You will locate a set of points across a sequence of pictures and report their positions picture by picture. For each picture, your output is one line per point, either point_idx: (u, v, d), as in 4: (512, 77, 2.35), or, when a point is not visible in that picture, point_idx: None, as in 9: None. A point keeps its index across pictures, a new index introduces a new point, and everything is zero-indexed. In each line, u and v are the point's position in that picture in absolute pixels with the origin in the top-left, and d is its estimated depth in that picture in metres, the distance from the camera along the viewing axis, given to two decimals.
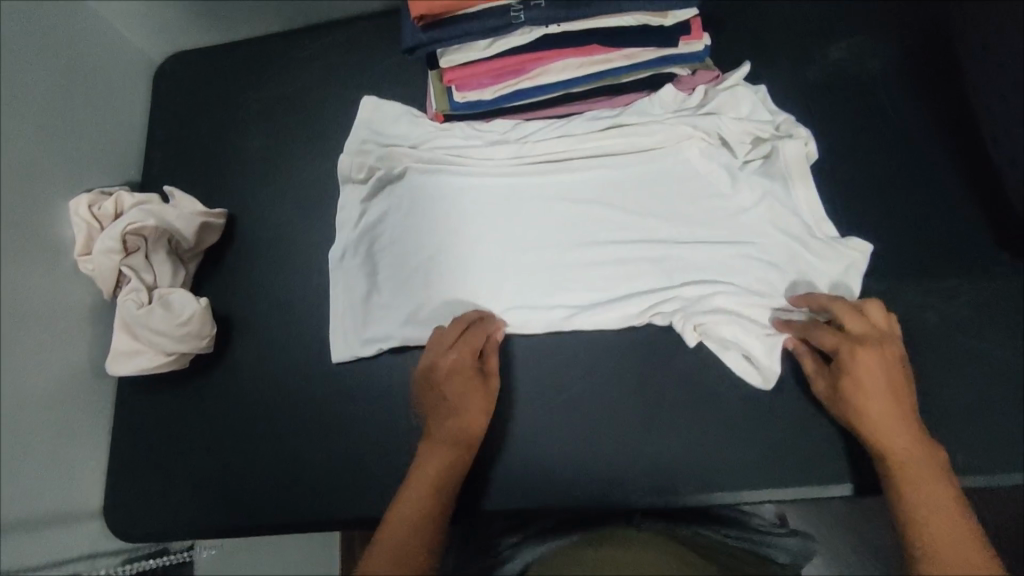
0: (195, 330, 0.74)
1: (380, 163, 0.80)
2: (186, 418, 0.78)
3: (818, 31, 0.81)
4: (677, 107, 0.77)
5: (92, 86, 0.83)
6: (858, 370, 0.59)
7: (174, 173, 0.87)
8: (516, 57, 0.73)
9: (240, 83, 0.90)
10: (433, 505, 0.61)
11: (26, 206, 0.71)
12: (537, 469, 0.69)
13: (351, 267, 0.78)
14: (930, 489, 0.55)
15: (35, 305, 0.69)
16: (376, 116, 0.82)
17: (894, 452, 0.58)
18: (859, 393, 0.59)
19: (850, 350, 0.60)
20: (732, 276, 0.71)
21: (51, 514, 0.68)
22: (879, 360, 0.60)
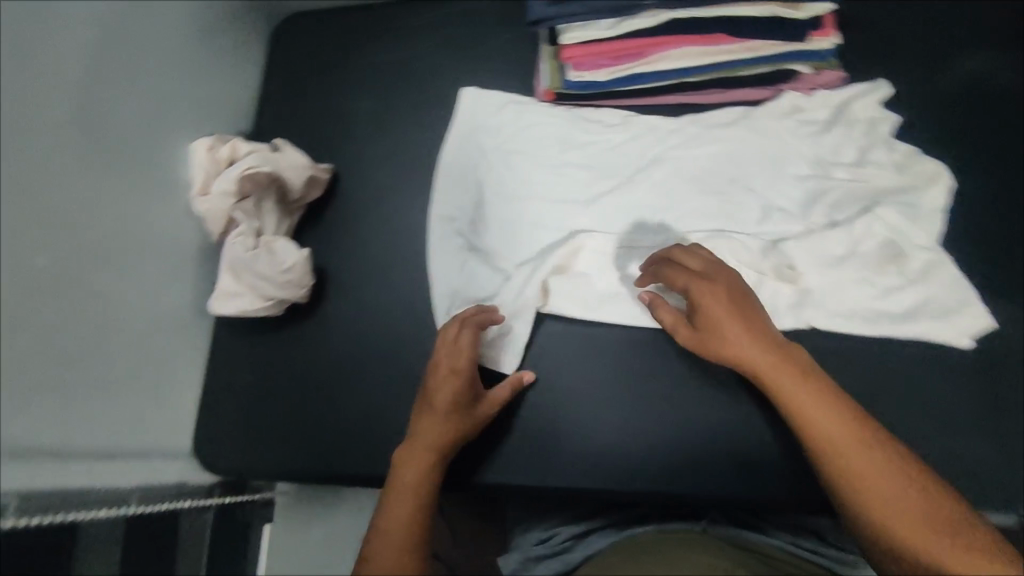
0: (295, 280, 0.77)
1: (488, 145, 0.81)
2: (277, 364, 0.80)
3: (952, 38, 0.77)
4: (792, 114, 0.75)
5: (215, 41, 0.87)
6: (704, 307, 0.63)
7: (283, 127, 0.91)
8: (636, 41, 0.73)
9: (353, 48, 0.92)
10: (430, 485, 0.65)
11: (143, 147, 0.75)
12: (614, 455, 0.71)
13: (454, 250, 0.79)
14: (829, 427, 0.55)
15: (139, 242, 0.73)
16: (479, 105, 0.83)
17: (787, 390, 0.57)
18: (721, 331, 0.62)
19: (692, 289, 0.64)
20: (847, 311, 0.68)
21: (137, 441, 0.71)
22: (718, 291, 0.63)
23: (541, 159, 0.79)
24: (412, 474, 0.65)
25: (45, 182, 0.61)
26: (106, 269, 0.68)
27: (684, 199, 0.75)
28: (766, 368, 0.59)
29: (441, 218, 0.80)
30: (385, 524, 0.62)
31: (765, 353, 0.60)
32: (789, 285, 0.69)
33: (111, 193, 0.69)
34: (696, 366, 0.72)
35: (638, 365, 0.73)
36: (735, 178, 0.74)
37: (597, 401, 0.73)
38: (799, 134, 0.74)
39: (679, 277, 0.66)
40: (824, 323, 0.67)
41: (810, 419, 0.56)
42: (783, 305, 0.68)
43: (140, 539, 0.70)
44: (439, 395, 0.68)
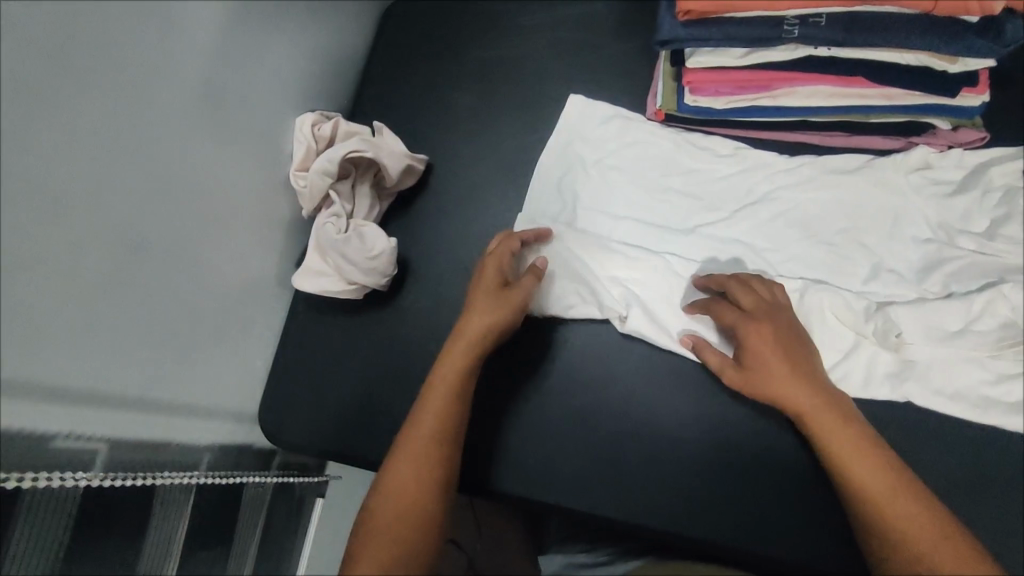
0: (380, 267, 0.77)
1: (588, 157, 0.79)
2: (349, 345, 0.81)
3: None
4: (920, 172, 0.72)
5: (329, 16, 0.87)
6: (754, 350, 0.61)
7: (381, 109, 0.89)
8: (765, 73, 0.69)
9: (462, 38, 0.91)
10: (435, 440, 0.60)
11: (249, 118, 0.75)
12: (668, 494, 0.67)
13: None
14: (868, 475, 0.54)
15: (233, 212, 0.74)
16: (584, 115, 0.81)
17: (836, 446, 0.56)
18: (774, 379, 0.60)
19: (741, 330, 0.63)
20: (952, 386, 0.65)
21: (207, 408, 0.73)
22: (766, 329, 0.62)
23: (643, 179, 0.77)
24: (429, 414, 0.61)
25: (171, 142, 0.62)
26: (203, 239, 0.69)
27: (791, 242, 0.72)
28: (818, 421, 0.58)
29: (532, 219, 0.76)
30: (398, 467, 0.58)
31: (817, 406, 0.58)
32: (891, 353, 0.66)
33: (213, 163, 0.69)
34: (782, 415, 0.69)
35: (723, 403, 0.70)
36: (848, 230, 0.71)
37: (676, 436, 0.69)
38: (922, 195, 0.71)
39: (731, 315, 0.64)
40: (920, 398, 0.64)
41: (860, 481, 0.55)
42: (879, 371, 0.65)
43: (207, 500, 0.72)
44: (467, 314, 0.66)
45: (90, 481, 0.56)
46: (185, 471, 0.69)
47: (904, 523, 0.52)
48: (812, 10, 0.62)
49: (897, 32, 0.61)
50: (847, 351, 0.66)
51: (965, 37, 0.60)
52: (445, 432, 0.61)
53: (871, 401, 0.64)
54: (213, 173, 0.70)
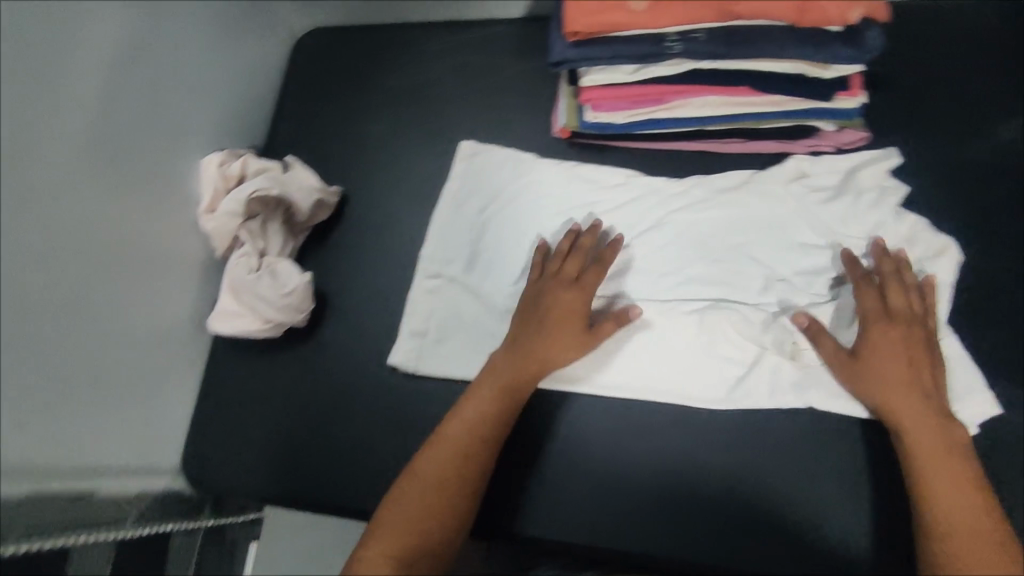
0: (294, 304, 0.76)
1: (487, 186, 0.81)
2: (272, 384, 0.80)
3: (984, 110, 0.75)
4: (797, 179, 0.75)
5: (235, 54, 0.87)
6: (874, 346, 0.64)
7: (295, 142, 0.89)
8: (657, 87, 0.71)
9: (372, 67, 0.91)
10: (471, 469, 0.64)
11: (146, 161, 0.74)
12: (590, 507, 0.68)
13: (445, 291, 0.78)
14: (951, 494, 0.57)
15: (134, 257, 0.72)
16: (480, 149, 0.83)
17: (907, 421, 0.61)
18: (882, 376, 0.62)
19: (872, 325, 0.64)
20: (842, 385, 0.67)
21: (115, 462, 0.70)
22: (898, 335, 0.63)
23: (542, 201, 0.79)
24: (474, 403, 0.67)
25: (48, 197, 0.61)
26: (96, 286, 0.67)
27: (696, 253, 0.74)
28: (886, 399, 0.62)
29: (425, 276, 0.79)
30: (423, 466, 0.64)
31: (895, 388, 0.62)
32: (790, 361, 0.69)
33: (101, 207, 0.68)
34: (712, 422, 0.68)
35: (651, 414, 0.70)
36: (748, 234, 0.73)
37: (599, 451, 0.70)
38: (809, 200, 0.73)
39: (873, 304, 0.65)
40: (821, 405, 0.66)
41: (917, 455, 0.59)
42: (784, 381, 0.68)
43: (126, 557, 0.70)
44: (523, 331, 0.69)
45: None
46: (98, 529, 0.66)
47: (944, 496, 0.57)
48: (691, 26, 0.64)
49: (771, 43, 0.63)
50: (749, 365, 0.69)
51: (833, 45, 0.63)
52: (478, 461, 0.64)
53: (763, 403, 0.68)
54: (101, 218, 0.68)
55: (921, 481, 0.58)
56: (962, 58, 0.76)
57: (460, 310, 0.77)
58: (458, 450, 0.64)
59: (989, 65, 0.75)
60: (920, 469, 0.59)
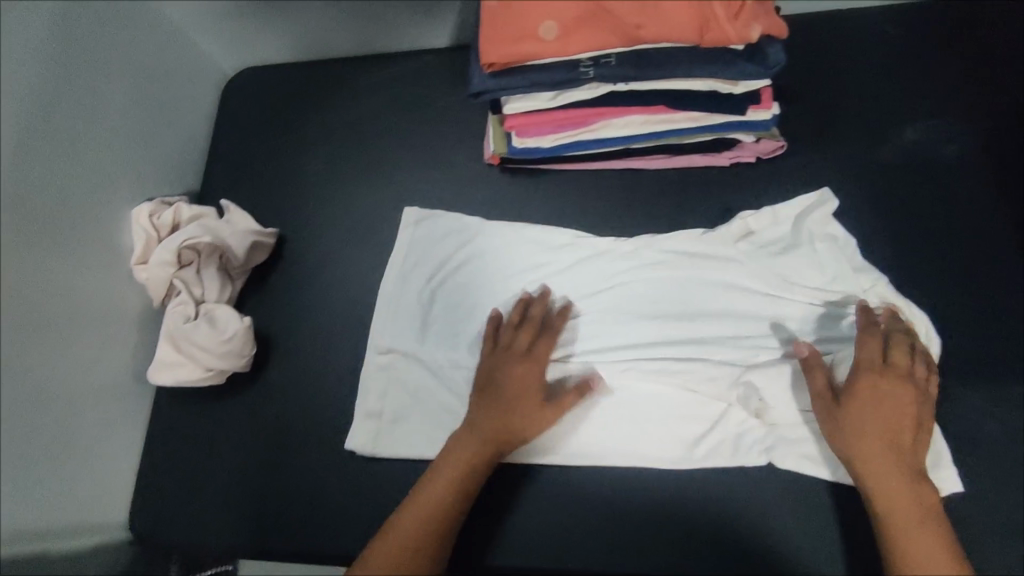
0: (235, 349, 0.75)
1: (437, 260, 0.79)
2: (220, 433, 0.79)
3: (893, 113, 0.78)
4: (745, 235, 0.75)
5: (163, 101, 0.86)
6: (865, 401, 0.62)
7: (232, 187, 0.89)
8: (579, 111, 0.72)
9: (304, 105, 0.91)
10: (437, 553, 0.63)
11: (75, 217, 0.73)
12: (542, 533, 0.68)
13: (399, 367, 0.76)
14: (920, 554, 0.58)
15: (69, 315, 0.71)
16: (425, 223, 0.81)
17: (892, 481, 0.60)
18: (865, 434, 0.62)
19: (870, 379, 0.63)
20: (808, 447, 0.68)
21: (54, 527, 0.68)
22: (895, 393, 0.62)
23: (495, 270, 0.78)
24: (438, 487, 0.65)
25: None
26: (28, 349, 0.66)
27: (640, 284, 0.75)
28: (866, 459, 0.61)
29: (377, 352, 0.77)
30: (390, 549, 0.63)
31: (876, 449, 0.61)
32: (754, 418, 0.69)
33: (31, 268, 0.66)
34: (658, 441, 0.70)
35: (600, 438, 0.70)
36: (693, 281, 0.74)
37: (550, 477, 0.70)
38: (759, 253, 0.74)
39: (869, 356, 0.64)
40: (787, 464, 0.67)
41: (893, 513, 0.60)
42: (749, 436, 0.69)
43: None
44: (487, 407, 0.68)
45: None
46: None
47: (915, 558, 0.58)
48: (602, 51, 0.66)
49: (679, 63, 0.66)
50: (713, 420, 0.70)
51: (737, 62, 0.66)
52: (446, 544, 0.64)
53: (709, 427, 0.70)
54: (33, 279, 0.67)
55: (890, 536, 0.60)
56: (866, 69, 0.80)
57: (413, 383, 0.76)
58: (424, 540, 0.63)
59: (891, 75, 0.80)
60: (893, 530, 0.60)
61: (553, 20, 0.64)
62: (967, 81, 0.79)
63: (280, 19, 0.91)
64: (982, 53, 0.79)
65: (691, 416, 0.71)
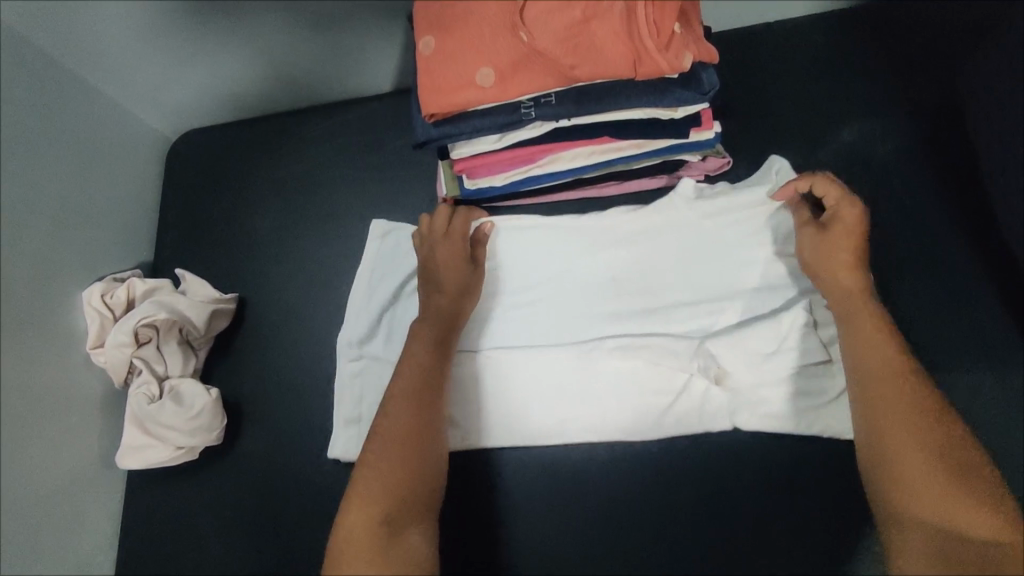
0: (205, 423, 0.74)
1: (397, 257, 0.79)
2: (197, 508, 0.77)
3: (828, 116, 0.81)
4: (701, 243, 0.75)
5: (108, 175, 0.85)
6: (840, 237, 0.67)
7: (185, 254, 0.87)
8: (526, 149, 0.73)
9: (251, 162, 0.90)
10: (417, 428, 0.62)
11: (27, 308, 0.70)
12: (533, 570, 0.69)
13: (365, 366, 0.76)
14: (885, 367, 0.61)
15: (30, 412, 0.69)
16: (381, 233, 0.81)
17: (855, 301, 0.65)
18: (841, 266, 0.66)
19: (841, 207, 0.68)
20: (766, 404, 0.69)
21: None
22: (860, 220, 0.67)
23: None
24: (406, 380, 0.65)
25: None
26: None
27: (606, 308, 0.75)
28: (842, 286, 0.66)
29: (346, 358, 0.76)
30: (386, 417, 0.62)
31: (851, 278, 0.66)
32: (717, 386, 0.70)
33: None
34: (641, 458, 0.70)
35: (582, 465, 0.71)
36: (653, 283, 0.75)
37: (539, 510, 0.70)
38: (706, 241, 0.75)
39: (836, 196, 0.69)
40: (751, 424, 0.69)
41: (864, 331, 0.63)
42: (713, 401, 0.70)
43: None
44: (449, 291, 0.69)
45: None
46: None
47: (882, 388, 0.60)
48: (540, 92, 0.66)
49: (617, 95, 0.67)
50: (677, 392, 0.71)
51: (673, 90, 0.67)
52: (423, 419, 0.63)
53: (689, 443, 0.70)
54: None
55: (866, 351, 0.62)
56: (797, 78, 0.83)
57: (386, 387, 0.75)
58: (416, 406, 0.63)
59: (821, 80, 0.82)
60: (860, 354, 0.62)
61: (489, 66, 0.65)
62: (894, 80, 0.81)
63: (215, 79, 0.90)
64: (905, 52, 0.82)
65: (669, 418, 0.70)
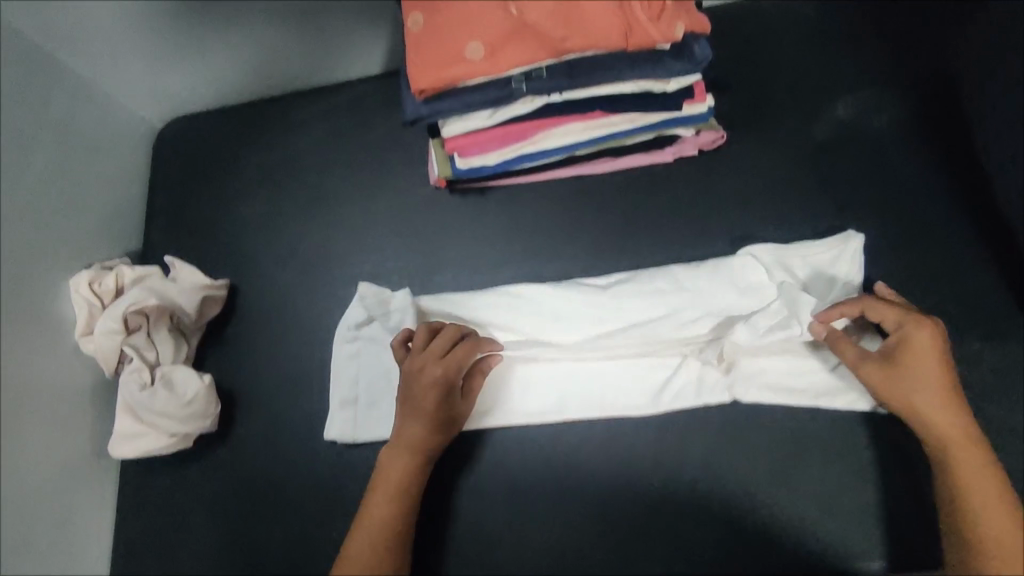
0: (199, 411, 0.73)
1: (397, 240, 0.81)
2: (192, 497, 0.76)
3: (822, 89, 0.80)
4: (687, 214, 0.77)
5: (93, 163, 0.83)
6: (918, 354, 0.62)
7: (175, 244, 0.86)
8: (518, 126, 0.72)
9: (240, 148, 0.89)
10: (402, 505, 0.64)
11: (12, 298, 0.69)
12: (533, 549, 0.68)
13: (363, 346, 0.76)
14: (977, 467, 0.59)
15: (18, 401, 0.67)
16: (377, 216, 0.82)
17: (931, 408, 0.61)
18: (925, 384, 0.61)
19: (911, 331, 0.62)
20: (762, 375, 0.70)
21: None
22: (933, 337, 0.62)
23: (456, 252, 0.80)
24: (382, 495, 0.65)
25: None
26: None
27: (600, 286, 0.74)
28: (926, 403, 0.61)
29: (344, 340, 0.77)
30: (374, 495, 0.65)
31: (936, 394, 0.61)
32: (715, 367, 0.70)
33: None
34: (640, 435, 0.70)
35: (580, 443, 0.70)
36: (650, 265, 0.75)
37: (538, 488, 0.70)
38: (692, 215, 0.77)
39: (901, 310, 0.64)
40: (749, 397, 0.69)
41: (944, 433, 0.60)
42: (711, 377, 0.70)
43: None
44: (434, 397, 0.66)
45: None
46: None
47: (982, 495, 0.58)
48: (532, 65, 0.66)
49: (609, 68, 0.66)
50: (673, 368, 0.71)
51: (665, 61, 0.66)
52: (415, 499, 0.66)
53: (689, 417, 0.70)
54: None
55: (951, 454, 0.60)
56: (792, 53, 0.82)
57: (384, 366, 0.75)
58: (399, 489, 0.65)
59: (816, 54, 0.82)
60: (957, 466, 0.59)
61: (479, 40, 0.64)
62: (886, 52, 0.81)
63: (200, 64, 0.88)
64: (896, 25, 0.82)
65: (667, 393, 0.70)
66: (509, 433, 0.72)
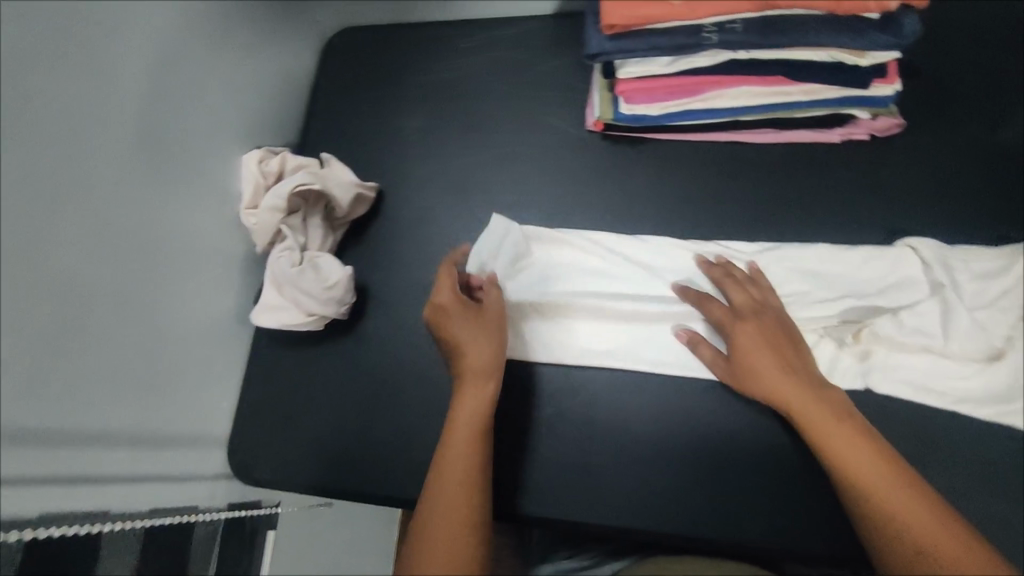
0: (338, 296, 0.77)
1: (544, 174, 0.83)
2: (314, 376, 0.81)
3: (1011, 95, 0.76)
4: (846, 198, 0.75)
5: (274, 55, 0.88)
6: (741, 346, 0.65)
7: (332, 145, 0.91)
8: (693, 78, 0.72)
9: (404, 64, 0.92)
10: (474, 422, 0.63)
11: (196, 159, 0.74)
12: (635, 490, 0.69)
13: None
14: (839, 439, 0.57)
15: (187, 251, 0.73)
16: (528, 148, 0.84)
17: (777, 390, 0.62)
18: (757, 369, 0.64)
19: (729, 326, 0.67)
20: (901, 371, 0.68)
21: (174, 440, 0.72)
22: (751, 327, 0.66)
23: (600, 196, 0.81)
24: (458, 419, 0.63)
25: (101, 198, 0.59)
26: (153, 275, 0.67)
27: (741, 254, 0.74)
28: (775, 390, 0.62)
29: None
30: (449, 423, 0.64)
31: (783, 377, 0.62)
32: (851, 351, 0.69)
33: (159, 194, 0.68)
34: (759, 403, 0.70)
35: (694, 399, 0.71)
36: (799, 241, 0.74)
37: (648, 433, 0.71)
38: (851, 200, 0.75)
39: (718, 312, 0.68)
40: (882, 388, 0.68)
41: (797, 410, 0.61)
42: (844, 361, 0.69)
43: (156, 548, 0.66)
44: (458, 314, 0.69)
45: (25, 531, 0.51)
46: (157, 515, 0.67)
47: (853, 456, 0.56)
48: (728, 16, 0.65)
49: (806, 31, 0.65)
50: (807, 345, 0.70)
51: (868, 32, 0.65)
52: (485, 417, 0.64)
53: None
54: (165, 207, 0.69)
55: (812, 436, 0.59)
56: (986, 53, 0.78)
57: None
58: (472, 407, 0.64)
59: (1013, 59, 0.78)
60: (817, 435, 0.59)
61: None
62: None
63: None
64: None
65: None
66: (629, 375, 0.73)
